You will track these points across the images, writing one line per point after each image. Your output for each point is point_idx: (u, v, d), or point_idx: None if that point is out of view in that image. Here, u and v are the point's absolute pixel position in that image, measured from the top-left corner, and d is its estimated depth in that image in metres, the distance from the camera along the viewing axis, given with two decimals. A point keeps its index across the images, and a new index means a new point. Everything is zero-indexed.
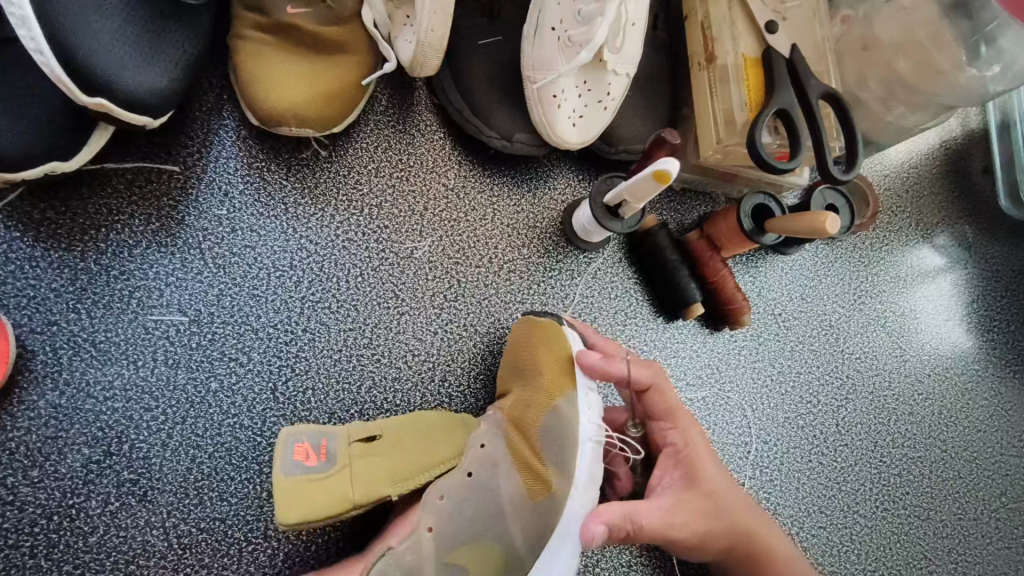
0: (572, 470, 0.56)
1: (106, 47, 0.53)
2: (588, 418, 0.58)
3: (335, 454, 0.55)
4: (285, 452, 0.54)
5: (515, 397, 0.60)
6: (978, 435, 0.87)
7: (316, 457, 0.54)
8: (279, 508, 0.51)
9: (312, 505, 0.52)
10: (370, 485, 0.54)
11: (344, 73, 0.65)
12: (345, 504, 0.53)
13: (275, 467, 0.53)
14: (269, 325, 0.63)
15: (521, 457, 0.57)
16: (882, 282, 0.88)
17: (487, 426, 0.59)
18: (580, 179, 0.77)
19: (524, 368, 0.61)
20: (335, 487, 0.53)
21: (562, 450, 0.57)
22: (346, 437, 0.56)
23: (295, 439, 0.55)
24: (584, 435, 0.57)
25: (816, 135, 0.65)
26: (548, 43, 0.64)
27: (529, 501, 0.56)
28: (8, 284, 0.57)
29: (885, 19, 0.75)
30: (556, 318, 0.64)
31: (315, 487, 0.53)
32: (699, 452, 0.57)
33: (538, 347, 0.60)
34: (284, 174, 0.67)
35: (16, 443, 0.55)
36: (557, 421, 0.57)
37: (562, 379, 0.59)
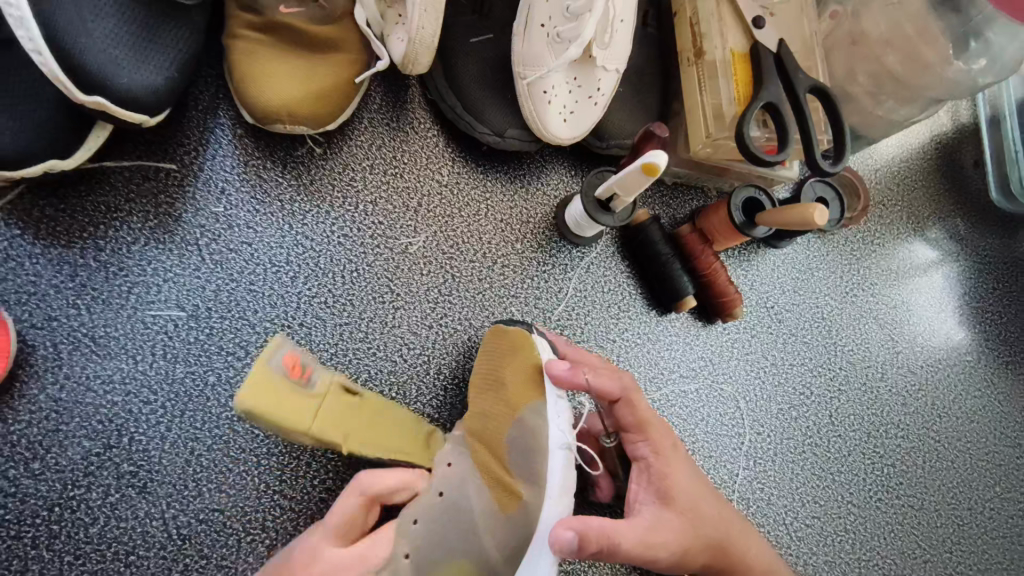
0: (542, 480, 0.56)
1: (104, 47, 0.54)
2: (557, 426, 0.59)
3: (317, 382, 0.55)
4: (275, 351, 0.53)
5: (481, 412, 0.60)
6: (972, 426, 0.87)
7: (299, 374, 0.54)
8: (244, 389, 0.50)
9: (277, 400, 0.51)
10: (340, 430, 0.54)
11: (337, 71, 0.66)
12: (306, 425, 0.52)
13: (261, 356, 0.52)
14: (265, 320, 0.64)
15: (489, 471, 0.57)
16: (875, 274, 0.89)
17: (453, 446, 0.59)
18: (572, 174, 0.78)
19: (491, 382, 0.62)
20: (303, 403, 0.52)
21: (531, 459, 0.57)
22: (332, 378, 0.56)
23: (286, 348, 0.54)
24: (555, 442, 0.58)
25: (804, 129, 0.65)
26: (538, 39, 0.65)
27: (501, 517, 0.55)
28: (9, 280, 0.58)
29: (873, 13, 0.75)
30: (527, 326, 0.66)
31: (287, 389, 0.52)
32: (670, 463, 0.57)
33: (503, 359, 0.62)
34: (280, 171, 0.68)
35: (18, 436, 0.56)
36: (524, 429, 0.58)
37: (528, 391, 0.60)
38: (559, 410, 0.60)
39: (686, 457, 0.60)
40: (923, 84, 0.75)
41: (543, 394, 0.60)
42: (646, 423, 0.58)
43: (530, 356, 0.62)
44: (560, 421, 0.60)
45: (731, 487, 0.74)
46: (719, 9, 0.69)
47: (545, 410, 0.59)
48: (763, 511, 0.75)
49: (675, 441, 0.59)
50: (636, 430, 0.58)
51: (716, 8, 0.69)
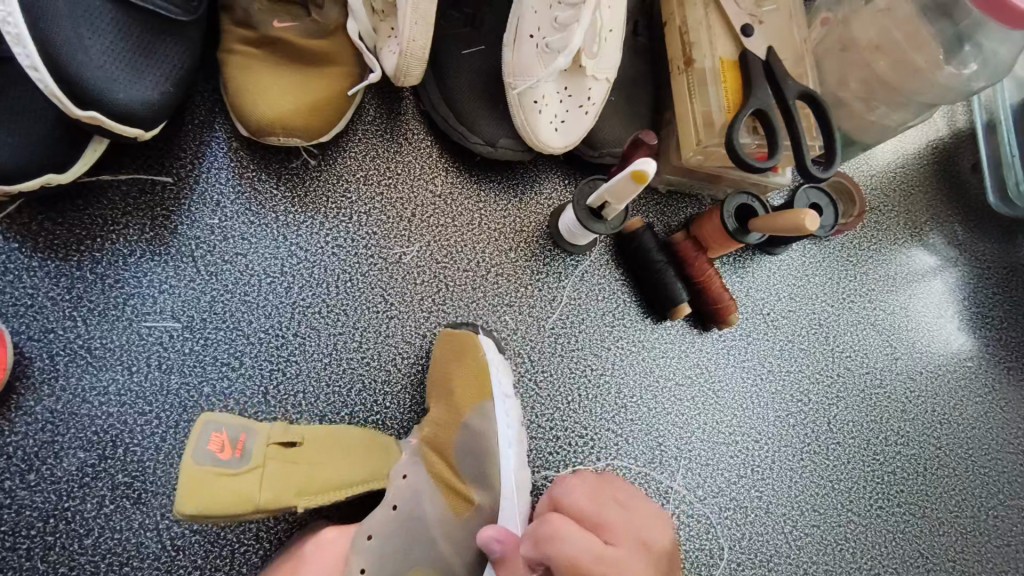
0: (495, 482, 0.61)
1: (99, 63, 0.55)
2: (505, 426, 0.63)
3: (249, 452, 0.53)
4: (202, 436, 0.51)
5: (433, 419, 0.63)
6: (974, 432, 0.86)
7: (231, 450, 0.52)
8: (178, 493, 0.49)
9: (214, 495, 0.50)
10: (280, 490, 0.53)
11: (330, 84, 0.66)
12: (247, 505, 0.51)
13: (187, 451, 0.50)
14: (259, 330, 0.65)
15: (444, 479, 0.60)
16: (872, 281, 0.89)
17: (408, 456, 0.61)
18: (566, 183, 0.78)
19: (441, 389, 0.64)
20: (241, 485, 0.51)
21: (483, 464, 0.61)
22: (264, 436, 0.55)
23: (214, 427, 0.52)
24: (504, 443, 0.62)
25: (794, 135, 0.65)
26: (528, 50, 0.66)
27: (459, 522, 0.59)
28: (7, 293, 0.59)
29: (863, 20, 0.76)
30: (472, 328, 0.67)
31: (222, 479, 0.51)
32: None
33: (451, 364, 0.64)
34: (275, 183, 0.69)
35: (15, 447, 0.56)
36: (474, 436, 0.62)
37: (475, 397, 0.63)
38: (505, 412, 0.64)
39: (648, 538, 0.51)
40: (913, 89, 0.75)
41: (491, 400, 0.64)
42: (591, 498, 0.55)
43: (475, 360, 0.64)
44: (506, 424, 0.63)
45: (728, 495, 0.74)
46: (709, 18, 0.70)
47: (493, 414, 0.63)
48: (761, 519, 0.74)
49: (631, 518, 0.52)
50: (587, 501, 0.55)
51: (706, 16, 0.70)
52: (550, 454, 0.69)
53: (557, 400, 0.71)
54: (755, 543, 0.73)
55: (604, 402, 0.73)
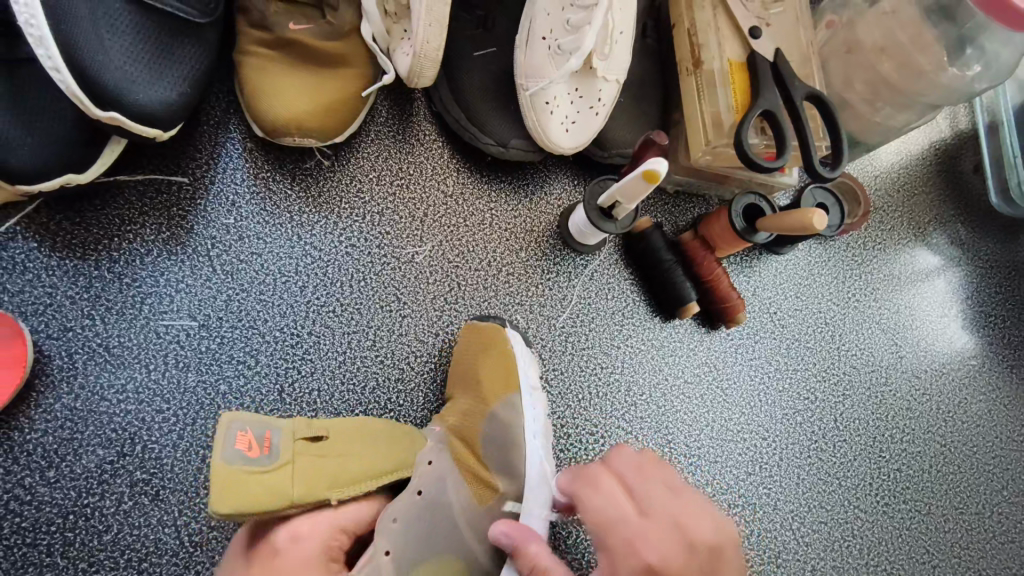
0: (521, 473, 0.61)
1: (119, 64, 0.55)
2: (530, 417, 0.63)
3: (277, 448, 0.53)
4: (226, 437, 0.51)
5: (459, 409, 0.64)
6: (978, 430, 0.87)
7: (258, 449, 0.52)
8: (213, 497, 0.48)
9: (249, 496, 0.50)
10: (313, 484, 0.53)
11: (345, 85, 0.67)
12: (282, 501, 0.51)
13: (216, 453, 0.50)
14: (275, 329, 0.65)
15: (468, 467, 0.61)
16: (877, 280, 0.90)
17: (433, 442, 0.62)
18: (575, 184, 0.79)
19: (467, 379, 0.65)
20: (274, 482, 0.51)
21: (508, 454, 0.61)
22: (291, 432, 0.55)
23: (238, 426, 0.52)
24: (530, 433, 0.62)
25: (802, 135, 0.66)
26: (540, 52, 0.67)
27: (484, 510, 0.59)
28: (26, 292, 0.60)
29: (868, 22, 0.77)
30: (498, 321, 0.68)
31: (254, 479, 0.50)
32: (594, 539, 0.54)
33: (477, 356, 0.65)
34: (289, 184, 0.69)
35: (34, 445, 0.57)
36: (500, 426, 0.62)
37: (502, 387, 0.64)
38: (532, 404, 0.64)
39: (700, 514, 0.49)
40: (917, 90, 0.77)
41: (517, 390, 0.64)
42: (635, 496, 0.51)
43: (503, 351, 0.65)
44: (533, 416, 0.64)
45: (736, 491, 0.75)
46: (718, 20, 0.71)
47: (521, 405, 0.63)
48: (769, 515, 0.75)
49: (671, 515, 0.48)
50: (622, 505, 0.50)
51: (714, 18, 0.71)
52: (561, 451, 0.70)
53: (568, 398, 0.72)
54: (764, 540, 0.74)
55: (614, 399, 0.73)
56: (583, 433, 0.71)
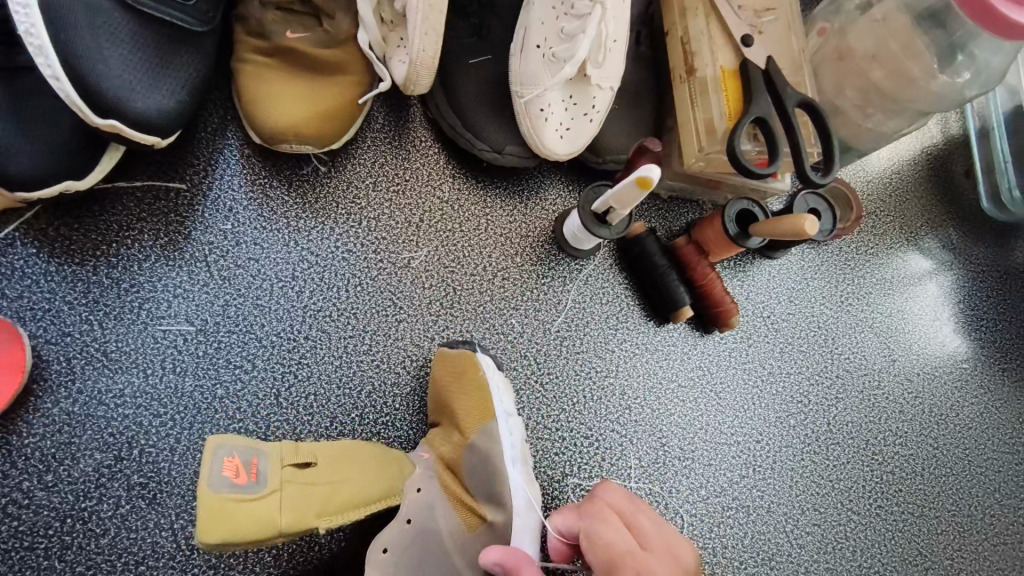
0: (507, 501, 0.60)
1: (117, 71, 0.56)
2: (509, 443, 0.63)
3: (265, 477, 0.52)
4: (214, 465, 0.49)
5: (442, 437, 0.64)
6: (970, 432, 0.88)
7: (245, 475, 0.51)
8: (200, 526, 0.47)
9: (237, 525, 0.48)
10: (302, 514, 0.52)
11: (341, 93, 0.68)
12: (270, 532, 0.50)
13: (202, 479, 0.48)
14: (272, 334, 0.66)
15: (455, 495, 0.61)
16: (870, 284, 0.90)
17: (420, 470, 0.62)
18: (570, 189, 0.80)
19: (445, 408, 0.65)
20: (264, 511, 0.50)
21: (490, 483, 0.61)
22: (278, 459, 0.54)
23: (226, 452, 0.51)
24: (511, 460, 0.62)
25: (794, 142, 0.67)
26: (535, 59, 0.67)
27: (473, 538, 0.59)
28: (25, 298, 0.60)
29: (858, 30, 0.78)
30: (471, 346, 0.68)
31: (242, 507, 0.49)
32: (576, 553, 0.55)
33: (450, 384, 0.65)
34: (286, 189, 0.70)
35: (32, 449, 0.57)
36: (480, 455, 0.62)
37: (478, 415, 0.63)
38: (510, 431, 0.64)
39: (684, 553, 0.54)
40: (908, 97, 0.77)
41: (492, 418, 0.63)
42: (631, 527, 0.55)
43: (477, 379, 0.64)
44: (512, 443, 0.63)
45: (730, 494, 0.75)
46: (710, 28, 0.72)
47: (498, 433, 0.63)
48: (763, 518, 0.76)
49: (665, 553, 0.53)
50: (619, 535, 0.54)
51: (707, 26, 0.72)
52: (555, 455, 0.71)
53: (563, 401, 0.72)
54: (758, 542, 0.75)
55: (609, 403, 0.74)
56: (577, 435, 0.72)
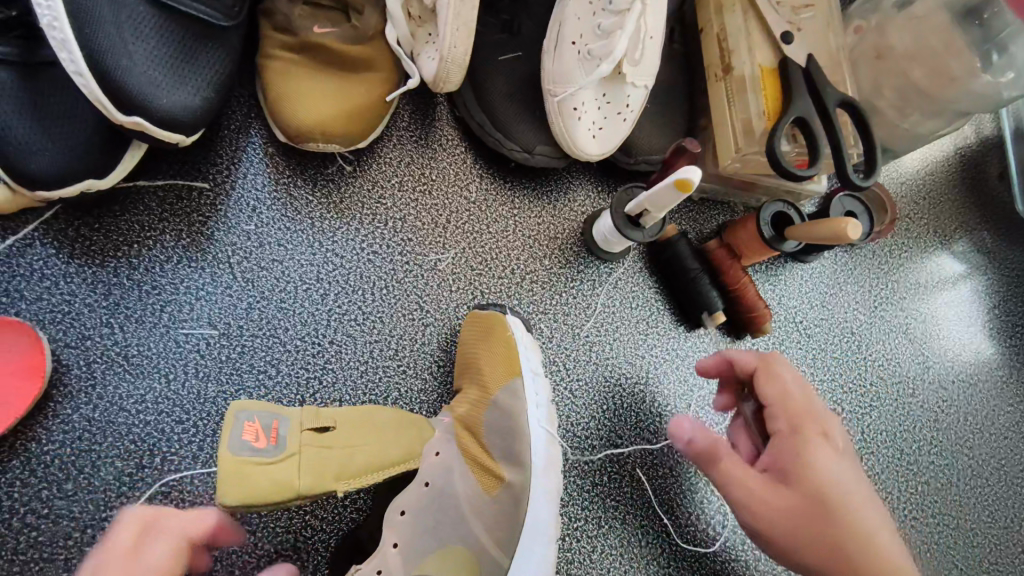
0: (527, 459, 0.58)
1: (142, 68, 0.54)
2: (535, 403, 0.61)
3: (284, 439, 0.52)
4: (234, 428, 0.50)
5: (466, 400, 0.62)
6: (1004, 442, 0.86)
7: (266, 439, 0.51)
8: (219, 486, 0.48)
9: (257, 488, 0.49)
10: (320, 476, 0.52)
11: (368, 90, 0.66)
12: (290, 494, 0.50)
13: (223, 442, 0.49)
14: (296, 338, 0.64)
15: (475, 458, 0.59)
16: (902, 289, 0.88)
17: (440, 433, 0.61)
18: (599, 191, 0.78)
19: (470, 369, 0.63)
20: (281, 474, 0.50)
21: (512, 442, 0.59)
22: (298, 422, 0.54)
23: (247, 416, 0.51)
24: (535, 420, 0.60)
25: (835, 143, 0.65)
26: (568, 57, 0.65)
27: (491, 499, 0.57)
28: (44, 299, 0.59)
29: (898, 28, 0.76)
30: (500, 309, 0.66)
31: (260, 470, 0.49)
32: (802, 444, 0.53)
33: (477, 343, 0.63)
34: (310, 189, 0.68)
35: (52, 456, 0.56)
36: (500, 413, 0.60)
37: (502, 373, 0.61)
38: (535, 389, 0.62)
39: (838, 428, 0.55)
40: (949, 98, 0.75)
41: (517, 376, 0.61)
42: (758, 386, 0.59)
43: (504, 338, 0.63)
44: (537, 401, 0.61)
45: None
46: (748, 25, 0.70)
47: (522, 391, 0.61)
48: None
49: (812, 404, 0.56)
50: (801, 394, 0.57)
51: (745, 24, 0.70)
52: (585, 464, 0.68)
53: (592, 409, 0.70)
54: None
55: (639, 410, 0.72)
56: (608, 445, 0.70)
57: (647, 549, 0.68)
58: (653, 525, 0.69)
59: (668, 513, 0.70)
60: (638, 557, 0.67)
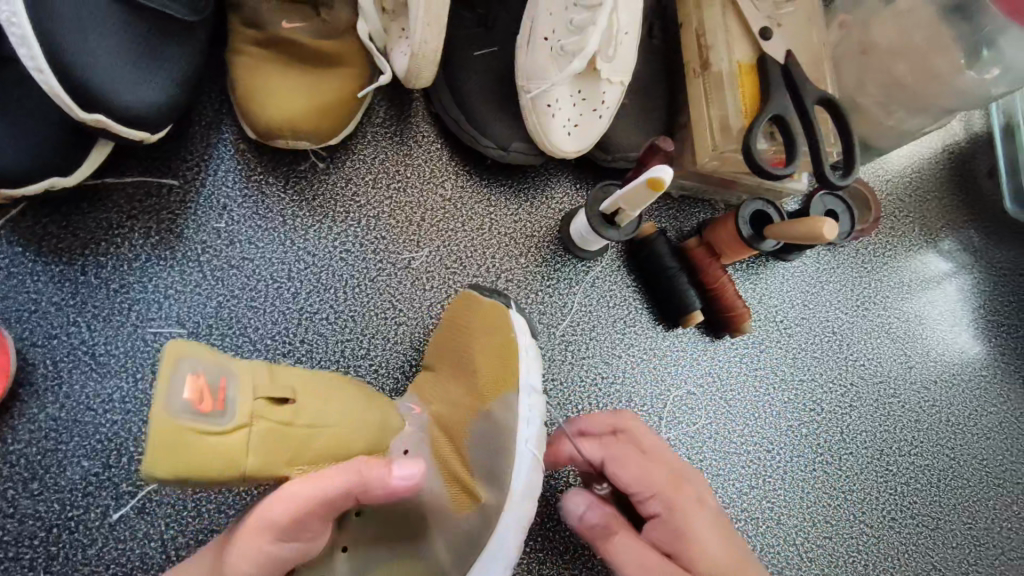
0: (506, 483, 0.56)
1: (104, 64, 0.53)
2: (526, 424, 0.58)
3: (233, 405, 0.43)
4: (175, 379, 0.41)
5: (450, 398, 0.61)
6: (987, 443, 0.85)
7: (210, 402, 0.42)
8: (148, 449, 0.39)
9: (196, 457, 0.41)
10: (272, 458, 0.44)
11: (339, 86, 0.65)
12: (235, 470, 0.42)
13: (158, 398, 0.40)
14: (266, 337, 0.64)
15: (450, 467, 0.58)
16: (886, 287, 0.87)
17: (414, 430, 0.60)
18: (577, 188, 0.77)
19: (459, 362, 0.62)
20: (222, 446, 0.41)
21: (496, 461, 0.57)
22: (249, 386, 0.44)
23: (191, 367, 0.42)
24: (523, 443, 0.57)
25: (813, 141, 0.64)
26: (542, 53, 0.64)
27: (456, 514, 0.56)
28: (10, 298, 0.58)
29: (882, 23, 0.74)
30: (503, 300, 0.64)
31: (202, 437, 0.41)
32: (685, 515, 0.54)
33: (475, 337, 0.62)
34: (282, 187, 0.67)
35: (17, 456, 0.55)
36: (489, 427, 0.58)
37: (498, 384, 0.59)
38: (530, 408, 0.59)
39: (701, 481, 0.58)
40: (934, 95, 0.74)
41: (515, 389, 0.59)
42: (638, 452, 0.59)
43: (505, 332, 0.61)
44: (530, 421, 0.58)
45: (740, 505, 0.73)
46: (727, 20, 0.68)
47: (517, 407, 0.58)
48: (772, 530, 0.73)
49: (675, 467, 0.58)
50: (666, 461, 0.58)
51: (724, 19, 0.69)
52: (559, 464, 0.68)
53: (567, 409, 0.70)
54: (767, 555, 0.72)
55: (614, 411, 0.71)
56: None
57: None
58: None
59: None
60: None
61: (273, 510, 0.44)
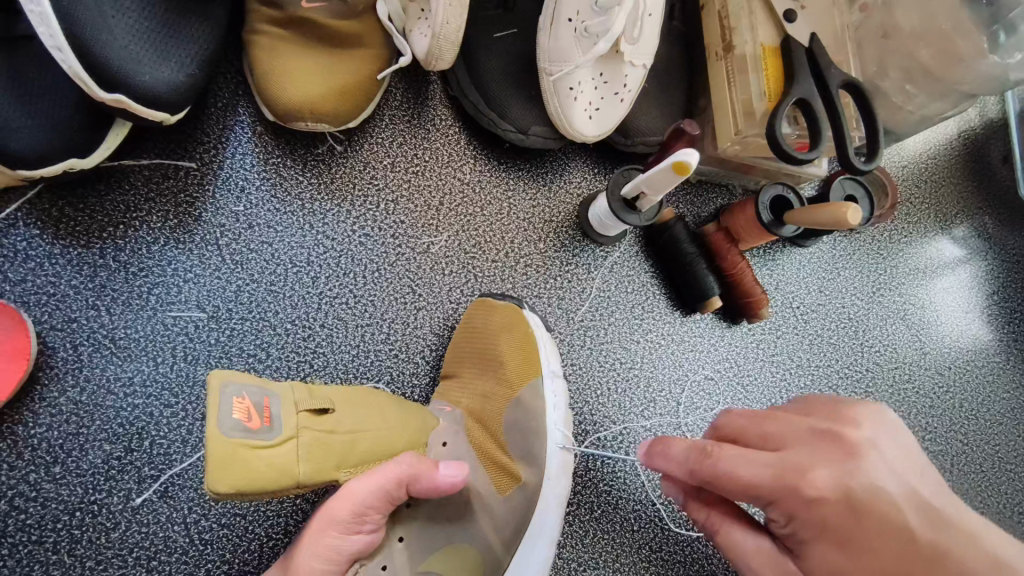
0: (542, 462, 0.59)
1: (123, 42, 0.52)
2: (553, 407, 0.61)
3: (279, 420, 0.47)
4: (223, 402, 0.44)
5: (476, 391, 0.62)
6: (999, 429, 0.86)
7: (259, 419, 0.46)
8: (208, 469, 0.42)
9: (253, 473, 0.44)
10: (322, 464, 0.48)
11: (359, 67, 0.64)
12: (288, 481, 0.46)
13: (212, 420, 0.43)
14: (286, 321, 0.63)
15: (488, 453, 0.60)
16: (901, 274, 0.87)
17: (448, 424, 0.61)
18: (595, 172, 0.76)
19: (484, 358, 0.63)
20: (277, 460, 0.45)
21: (531, 441, 0.59)
22: (292, 402, 0.48)
23: (235, 391, 0.45)
24: (554, 424, 0.60)
25: (837, 126, 0.64)
26: (565, 35, 0.64)
27: (502, 497, 0.58)
28: (29, 281, 0.57)
29: (906, 6, 0.74)
30: (517, 301, 0.66)
31: (256, 454, 0.44)
32: (804, 493, 0.42)
33: (496, 333, 0.63)
34: (300, 169, 0.67)
35: (39, 440, 0.55)
36: (522, 411, 0.60)
37: (524, 371, 0.62)
38: (556, 392, 0.62)
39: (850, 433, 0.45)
40: (957, 78, 0.73)
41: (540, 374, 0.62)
42: (745, 436, 0.48)
43: (524, 330, 0.63)
44: (557, 403, 0.61)
45: None
46: (751, 3, 0.68)
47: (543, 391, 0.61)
48: None
49: (820, 426, 0.45)
50: (807, 422, 0.46)
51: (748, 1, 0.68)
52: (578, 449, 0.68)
53: (586, 395, 0.70)
54: None
55: (633, 396, 0.71)
56: (600, 432, 0.69)
57: (639, 533, 0.68)
58: (645, 511, 0.69)
59: (661, 499, 0.69)
60: (629, 542, 0.67)
61: (336, 508, 0.48)
